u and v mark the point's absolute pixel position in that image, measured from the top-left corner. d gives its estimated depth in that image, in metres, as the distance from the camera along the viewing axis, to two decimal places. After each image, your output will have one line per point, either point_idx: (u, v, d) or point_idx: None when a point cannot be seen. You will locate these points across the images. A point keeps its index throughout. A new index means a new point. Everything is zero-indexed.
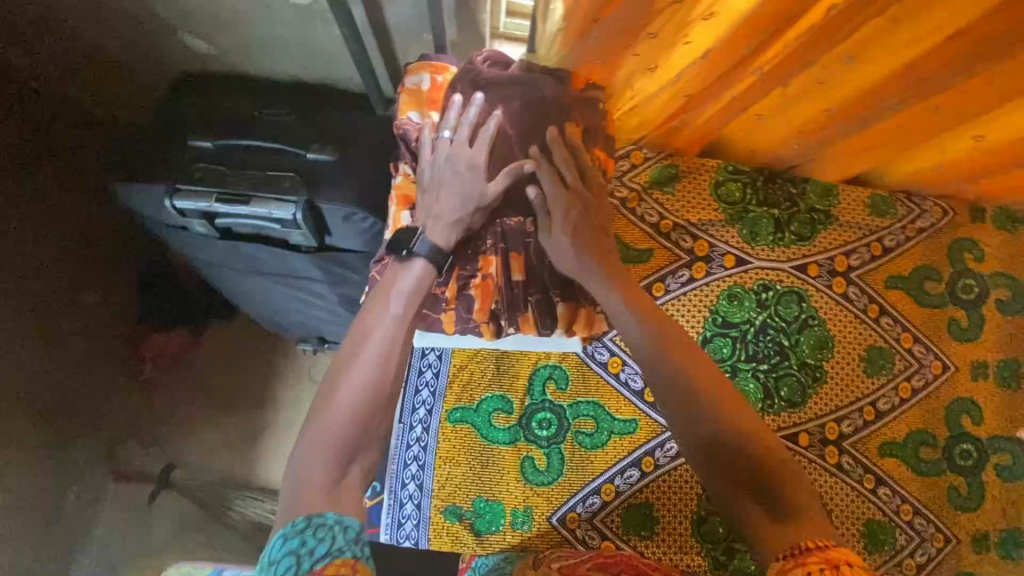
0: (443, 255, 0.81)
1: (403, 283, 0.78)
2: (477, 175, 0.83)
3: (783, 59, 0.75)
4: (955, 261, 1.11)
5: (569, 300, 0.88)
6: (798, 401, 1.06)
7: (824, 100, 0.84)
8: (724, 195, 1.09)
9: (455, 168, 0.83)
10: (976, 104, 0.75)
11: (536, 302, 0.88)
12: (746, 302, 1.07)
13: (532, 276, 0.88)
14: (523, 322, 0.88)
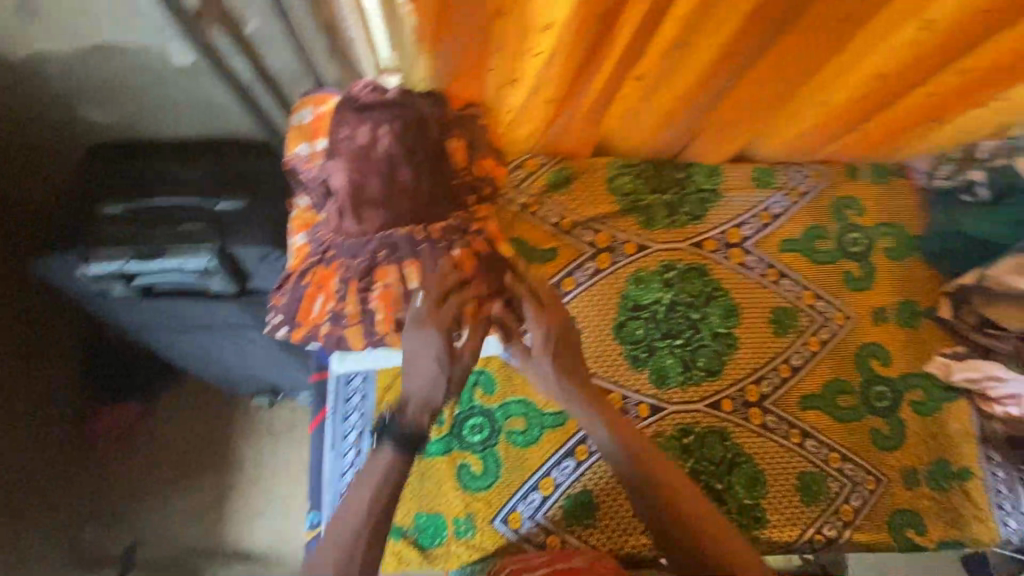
0: (412, 442, 0.82)
1: (374, 471, 0.81)
2: (438, 353, 0.81)
3: (624, 53, 0.84)
4: (839, 219, 1.20)
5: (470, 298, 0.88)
6: (715, 369, 1.11)
7: (676, 88, 0.94)
8: (617, 188, 1.17)
9: (418, 343, 0.81)
10: (797, 66, 0.86)
11: None
12: (653, 284, 1.13)
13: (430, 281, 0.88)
14: None
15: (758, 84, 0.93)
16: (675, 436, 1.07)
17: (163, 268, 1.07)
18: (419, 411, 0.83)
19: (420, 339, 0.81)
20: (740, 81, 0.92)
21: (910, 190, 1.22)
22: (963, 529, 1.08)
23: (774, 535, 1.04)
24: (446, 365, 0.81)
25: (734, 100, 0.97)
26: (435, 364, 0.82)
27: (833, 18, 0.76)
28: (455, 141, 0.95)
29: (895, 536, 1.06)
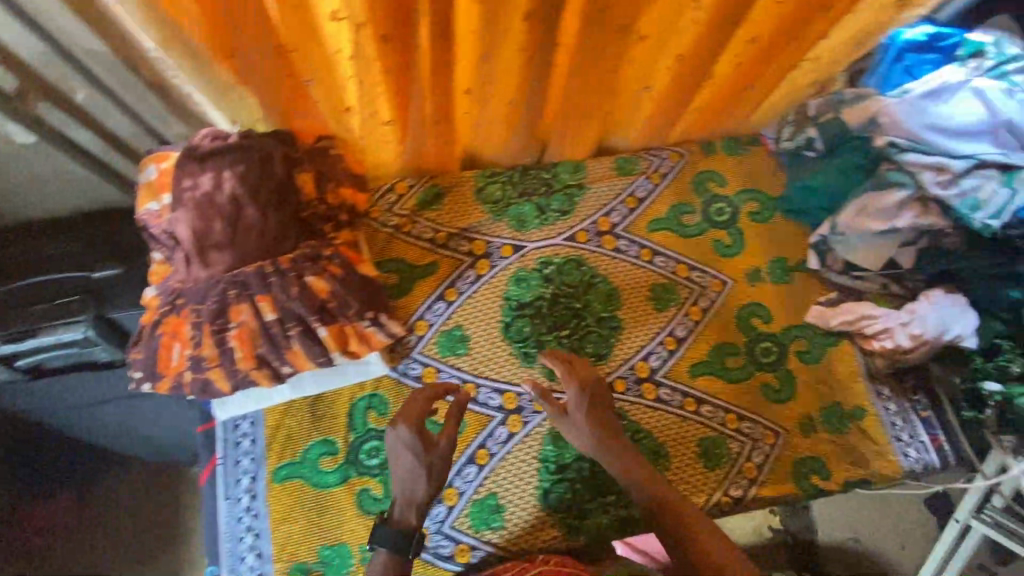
0: (406, 538, 0.87)
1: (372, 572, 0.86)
2: (416, 446, 0.92)
3: (434, 70, 0.88)
4: (702, 192, 1.26)
5: (330, 323, 0.91)
6: (604, 352, 1.15)
7: (506, 95, 0.99)
8: (486, 196, 1.20)
9: (397, 442, 0.93)
10: (601, 60, 0.92)
11: (298, 335, 0.90)
12: (534, 280, 1.17)
13: (284, 311, 0.89)
14: (292, 357, 0.90)
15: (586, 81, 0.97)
16: None
17: (41, 345, 1.06)
18: (408, 508, 0.90)
19: (394, 438, 0.93)
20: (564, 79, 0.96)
21: (765, 155, 1.29)
22: (865, 466, 1.11)
23: None
24: (418, 454, 0.91)
25: (565, 98, 1.02)
26: (415, 459, 0.92)
27: (611, 9, 0.81)
28: (301, 175, 0.97)
29: (800, 485, 1.09)
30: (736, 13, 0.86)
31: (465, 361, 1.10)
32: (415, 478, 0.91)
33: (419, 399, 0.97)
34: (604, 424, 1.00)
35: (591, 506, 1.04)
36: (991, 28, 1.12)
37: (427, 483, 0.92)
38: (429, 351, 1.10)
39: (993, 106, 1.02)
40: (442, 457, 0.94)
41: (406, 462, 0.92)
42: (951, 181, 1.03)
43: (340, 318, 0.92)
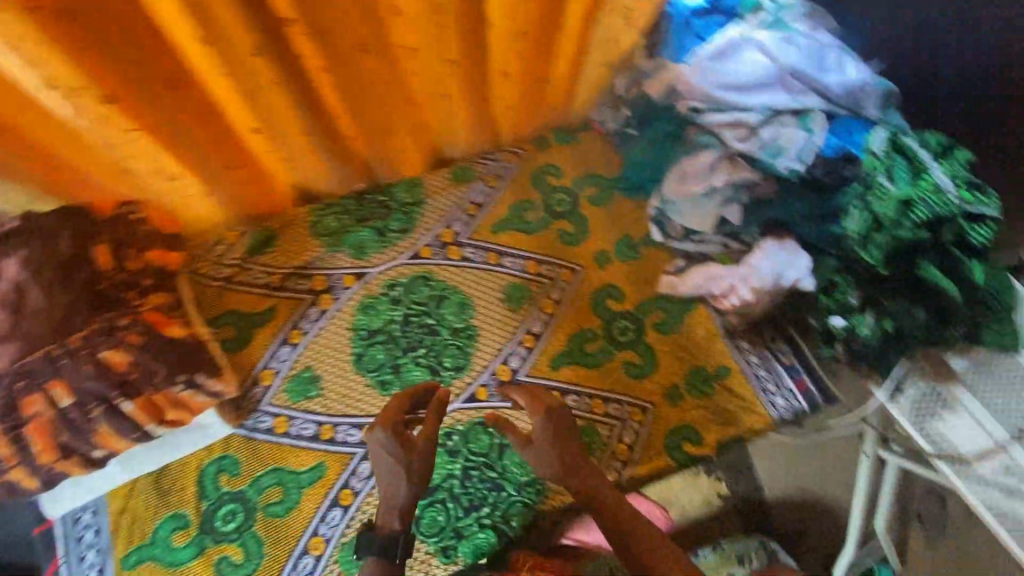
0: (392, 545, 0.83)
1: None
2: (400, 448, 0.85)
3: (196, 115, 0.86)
4: (541, 186, 1.27)
5: (134, 396, 0.91)
6: (463, 363, 1.12)
7: (294, 128, 0.97)
8: (321, 228, 1.17)
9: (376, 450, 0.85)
10: (367, 73, 0.91)
11: (102, 415, 0.90)
12: (381, 306, 1.13)
13: (80, 394, 0.88)
14: (99, 438, 0.90)
15: (374, 102, 0.98)
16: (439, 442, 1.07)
17: None
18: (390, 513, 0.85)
19: (373, 445, 0.86)
20: (348, 107, 0.95)
21: (599, 138, 1.30)
22: (735, 424, 1.14)
23: (560, 500, 1.06)
24: (397, 457, 0.84)
25: (359, 119, 1.00)
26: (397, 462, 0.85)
27: (342, 22, 0.80)
28: (95, 248, 0.95)
29: (672, 456, 1.11)
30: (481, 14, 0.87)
31: (318, 402, 1.07)
32: (393, 482, 0.85)
33: (396, 404, 0.89)
34: (570, 457, 0.89)
35: (465, 521, 1.04)
36: None
37: (409, 484, 0.85)
38: (279, 400, 1.06)
39: (775, 56, 1.06)
40: (424, 459, 0.87)
41: (388, 464, 0.86)
42: (750, 134, 1.06)
43: (146, 389, 0.92)
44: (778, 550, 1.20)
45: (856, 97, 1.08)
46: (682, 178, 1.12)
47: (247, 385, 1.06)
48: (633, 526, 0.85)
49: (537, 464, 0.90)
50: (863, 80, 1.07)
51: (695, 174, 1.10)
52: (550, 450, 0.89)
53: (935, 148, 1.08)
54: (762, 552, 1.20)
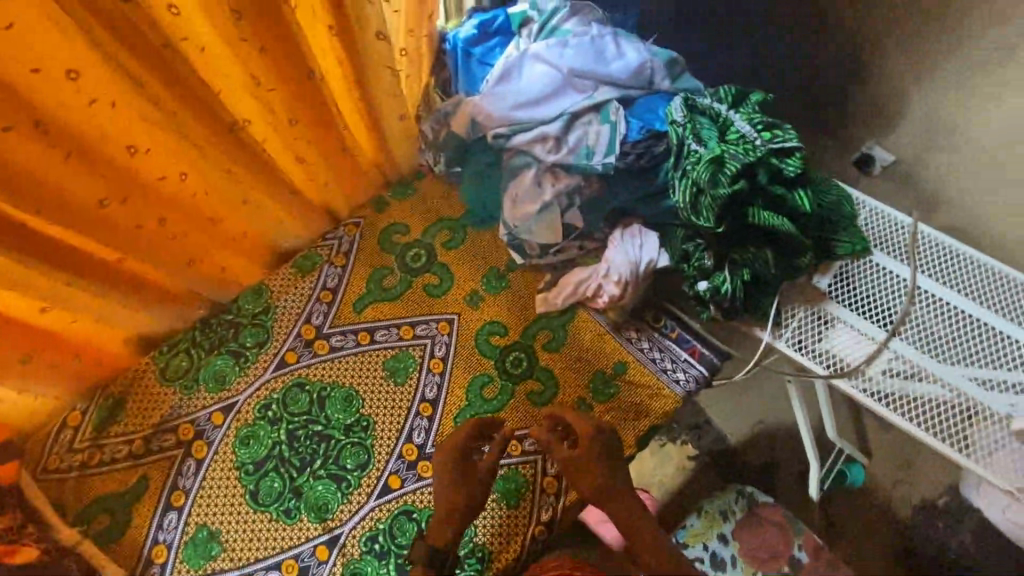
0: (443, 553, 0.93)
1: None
2: (464, 469, 0.99)
3: None
4: (392, 249, 1.23)
5: None
6: (365, 458, 1.05)
7: (88, 294, 0.88)
8: (172, 373, 1.08)
9: (441, 475, 0.99)
10: (136, 213, 0.84)
11: None
12: (261, 432, 1.06)
13: None
14: None
15: (166, 238, 0.92)
16: (365, 550, 1.00)
17: None
18: (442, 526, 0.96)
19: (439, 463, 1.00)
20: (139, 254, 0.90)
21: (434, 184, 1.28)
22: (648, 413, 1.13)
23: (503, 560, 1.02)
24: (457, 475, 0.98)
25: (155, 257, 0.93)
26: (458, 481, 0.98)
27: (68, 181, 0.73)
28: None
29: None
30: (228, 119, 0.84)
31: (225, 557, 0.99)
32: (449, 495, 0.97)
33: (466, 434, 1.02)
34: (603, 479, 0.99)
35: None
36: None
37: (462, 498, 0.97)
38: (180, 572, 0.98)
39: (554, 63, 1.08)
40: (482, 481, 0.99)
41: (451, 487, 0.98)
42: (559, 144, 1.08)
43: None
44: (755, 493, 1.18)
45: (643, 77, 1.13)
46: (517, 199, 1.13)
47: (140, 568, 0.97)
48: (640, 529, 0.96)
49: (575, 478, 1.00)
50: (643, 61, 1.13)
51: (527, 194, 1.12)
52: (595, 466, 1.00)
53: (729, 100, 1.15)
54: (741, 500, 1.18)
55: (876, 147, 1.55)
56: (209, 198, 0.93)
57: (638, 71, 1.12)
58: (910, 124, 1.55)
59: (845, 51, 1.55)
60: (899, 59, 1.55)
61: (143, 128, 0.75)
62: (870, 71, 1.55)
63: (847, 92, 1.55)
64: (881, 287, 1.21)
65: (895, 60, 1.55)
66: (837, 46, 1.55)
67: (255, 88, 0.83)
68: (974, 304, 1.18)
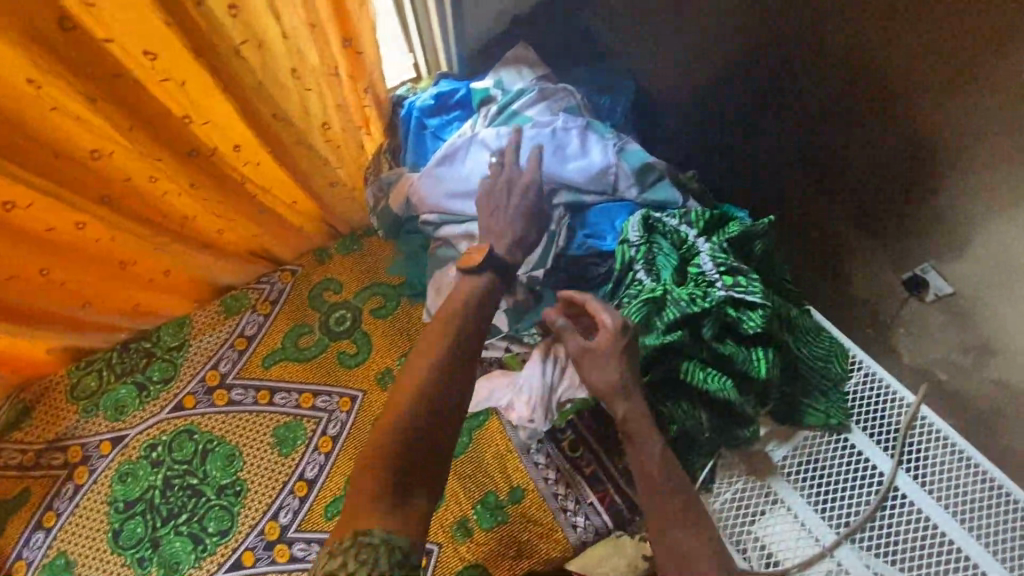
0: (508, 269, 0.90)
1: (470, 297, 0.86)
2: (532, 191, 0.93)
3: None
4: (319, 306, 1.18)
5: None
6: (228, 526, 1.03)
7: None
8: (80, 392, 1.11)
9: (506, 188, 0.93)
10: (27, 256, 0.85)
11: None
12: (140, 472, 1.06)
13: None
14: None
15: (54, 285, 0.92)
16: None
17: None
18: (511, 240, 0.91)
19: (503, 181, 0.94)
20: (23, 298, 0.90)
21: (380, 244, 1.21)
22: (529, 556, 1.02)
23: None
24: (523, 198, 0.92)
25: (60, 290, 0.94)
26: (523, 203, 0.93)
27: None
28: None
29: None
30: (118, 176, 0.82)
31: None
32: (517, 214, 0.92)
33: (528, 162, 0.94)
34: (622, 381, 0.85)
35: None
36: (508, 62, 1.08)
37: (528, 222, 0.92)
38: None
39: (501, 150, 0.97)
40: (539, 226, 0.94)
41: (516, 210, 0.92)
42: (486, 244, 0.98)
43: None
44: None
45: (605, 182, 0.99)
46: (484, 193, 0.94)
47: None
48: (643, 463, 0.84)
49: (593, 367, 0.86)
50: (606, 167, 0.98)
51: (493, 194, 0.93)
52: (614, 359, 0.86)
53: (699, 225, 0.97)
54: None
55: (933, 272, 1.24)
56: (112, 243, 0.92)
57: (596, 176, 0.98)
58: (978, 253, 1.23)
59: (901, 140, 1.27)
60: (966, 153, 1.25)
61: (20, 189, 0.74)
62: (924, 175, 1.26)
63: (895, 196, 1.27)
64: (847, 480, 1.00)
65: (960, 155, 1.25)
66: (879, 125, 1.28)
67: (142, 158, 0.80)
68: (966, 533, 0.94)
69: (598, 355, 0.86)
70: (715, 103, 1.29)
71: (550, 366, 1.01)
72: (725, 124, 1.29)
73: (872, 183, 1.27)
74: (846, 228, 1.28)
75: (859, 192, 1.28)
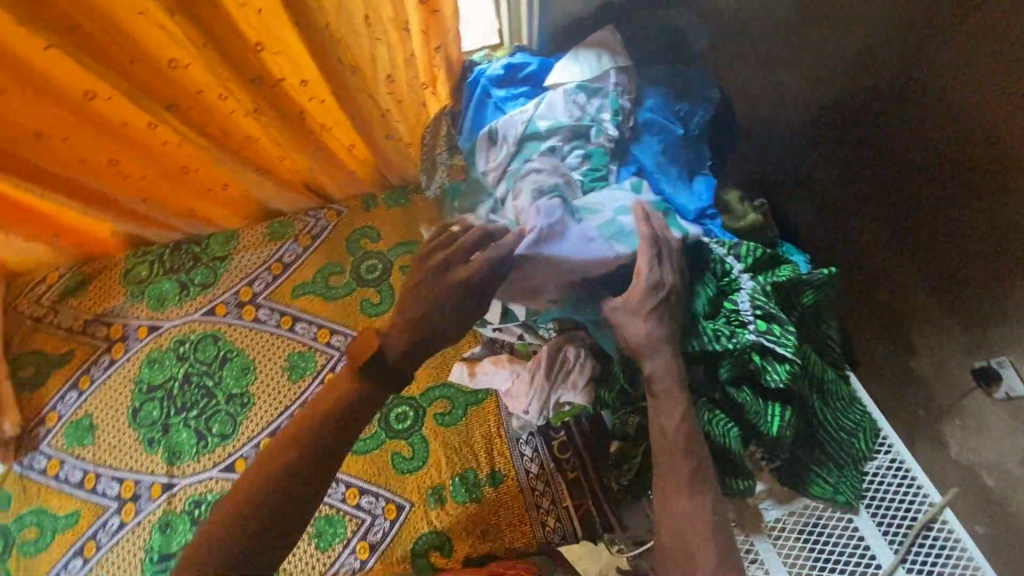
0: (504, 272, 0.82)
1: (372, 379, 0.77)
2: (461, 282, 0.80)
3: None
4: (355, 251, 1.21)
5: None
6: (229, 431, 1.10)
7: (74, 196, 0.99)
8: (132, 276, 1.21)
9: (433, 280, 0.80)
10: (106, 144, 0.92)
11: None
12: (166, 361, 1.15)
13: None
14: None
15: (123, 176, 0.99)
16: (186, 509, 1.06)
17: None
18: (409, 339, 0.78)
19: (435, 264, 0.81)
20: (88, 181, 0.97)
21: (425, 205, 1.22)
22: (493, 539, 1.03)
23: None
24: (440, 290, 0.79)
25: (128, 182, 1.01)
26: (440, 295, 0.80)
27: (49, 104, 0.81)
28: None
29: (416, 564, 1.01)
30: (192, 89, 0.86)
31: (90, 450, 1.11)
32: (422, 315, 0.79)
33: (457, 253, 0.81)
34: None
35: None
36: (590, 44, 1.04)
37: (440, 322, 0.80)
38: (57, 443, 1.12)
39: (561, 117, 0.98)
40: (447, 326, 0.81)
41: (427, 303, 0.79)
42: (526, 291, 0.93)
43: None
44: None
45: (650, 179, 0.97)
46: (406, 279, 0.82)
47: (33, 425, 1.14)
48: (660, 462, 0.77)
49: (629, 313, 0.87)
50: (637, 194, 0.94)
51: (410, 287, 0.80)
52: None
53: (747, 261, 0.91)
54: None
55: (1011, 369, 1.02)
56: (179, 149, 0.98)
57: (546, 240, 0.87)
58: None
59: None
60: None
61: (107, 83, 0.80)
62: None
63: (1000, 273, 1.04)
64: (837, 561, 0.94)
65: None
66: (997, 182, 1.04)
67: (216, 76, 0.84)
68: None
69: (635, 304, 0.86)
70: (791, 132, 1.23)
71: (545, 372, 0.99)
72: (800, 162, 1.23)
73: (958, 247, 1.09)
74: (907, 297, 1.15)
75: (944, 255, 1.11)
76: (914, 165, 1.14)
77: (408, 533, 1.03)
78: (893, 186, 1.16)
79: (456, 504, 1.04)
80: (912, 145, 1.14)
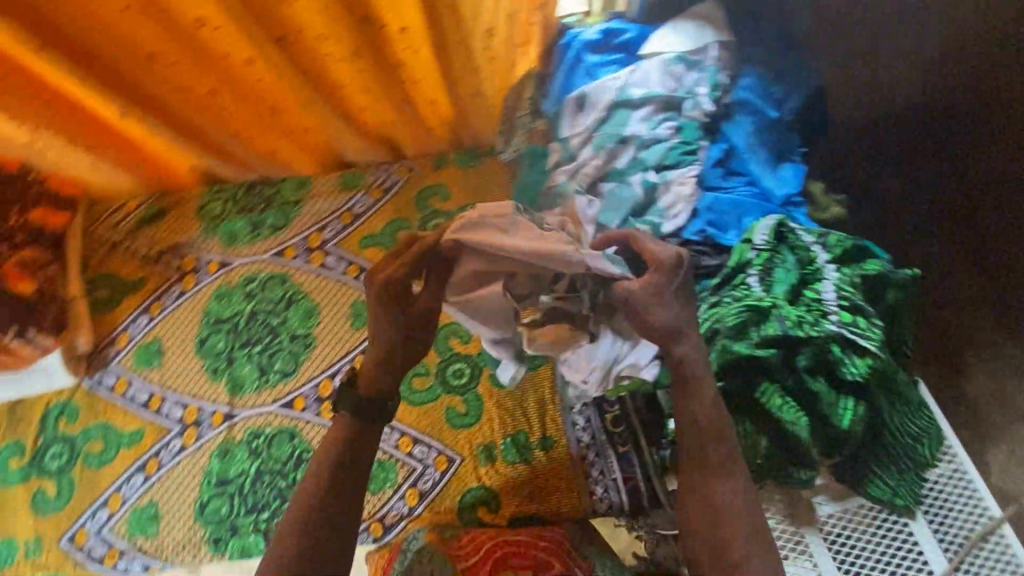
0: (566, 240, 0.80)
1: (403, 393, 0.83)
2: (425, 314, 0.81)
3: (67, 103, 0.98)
4: (423, 208, 1.19)
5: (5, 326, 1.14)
6: (291, 369, 1.13)
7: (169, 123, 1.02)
8: (206, 212, 1.24)
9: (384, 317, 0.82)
10: (207, 73, 0.94)
11: None
12: (235, 297, 1.18)
13: None
14: None
15: (216, 109, 1.01)
16: (244, 439, 1.09)
17: None
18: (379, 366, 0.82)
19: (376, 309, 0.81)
20: (184, 108, 1.00)
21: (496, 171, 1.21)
22: (540, 501, 1.04)
23: None
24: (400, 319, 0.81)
25: (220, 115, 1.03)
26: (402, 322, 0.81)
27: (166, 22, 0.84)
28: None
29: (462, 516, 1.04)
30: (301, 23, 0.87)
31: (157, 373, 1.15)
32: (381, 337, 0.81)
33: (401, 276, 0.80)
34: None
35: (264, 515, 1.04)
36: (690, 16, 1.04)
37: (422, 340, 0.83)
38: (127, 363, 1.17)
39: (652, 88, 0.99)
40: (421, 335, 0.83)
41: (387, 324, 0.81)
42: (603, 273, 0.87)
43: None
44: None
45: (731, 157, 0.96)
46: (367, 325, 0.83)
47: (104, 344, 1.18)
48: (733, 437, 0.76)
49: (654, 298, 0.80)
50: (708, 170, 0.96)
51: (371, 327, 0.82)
52: None
53: (835, 252, 0.90)
54: None
55: None
56: (273, 88, 0.99)
57: (470, 226, 0.78)
58: None
59: None
60: None
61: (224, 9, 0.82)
62: None
63: None
64: (888, 562, 0.93)
65: None
66: None
67: (324, 10, 0.86)
68: None
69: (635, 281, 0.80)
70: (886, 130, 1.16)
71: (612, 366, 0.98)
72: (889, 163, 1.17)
73: None
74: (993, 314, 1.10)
75: None
76: (1022, 174, 1.07)
77: (456, 487, 1.05)
78: (991, 195, 1.09)
79: (506, 463, 1.06)
80: (1020, 152, 1.07)
